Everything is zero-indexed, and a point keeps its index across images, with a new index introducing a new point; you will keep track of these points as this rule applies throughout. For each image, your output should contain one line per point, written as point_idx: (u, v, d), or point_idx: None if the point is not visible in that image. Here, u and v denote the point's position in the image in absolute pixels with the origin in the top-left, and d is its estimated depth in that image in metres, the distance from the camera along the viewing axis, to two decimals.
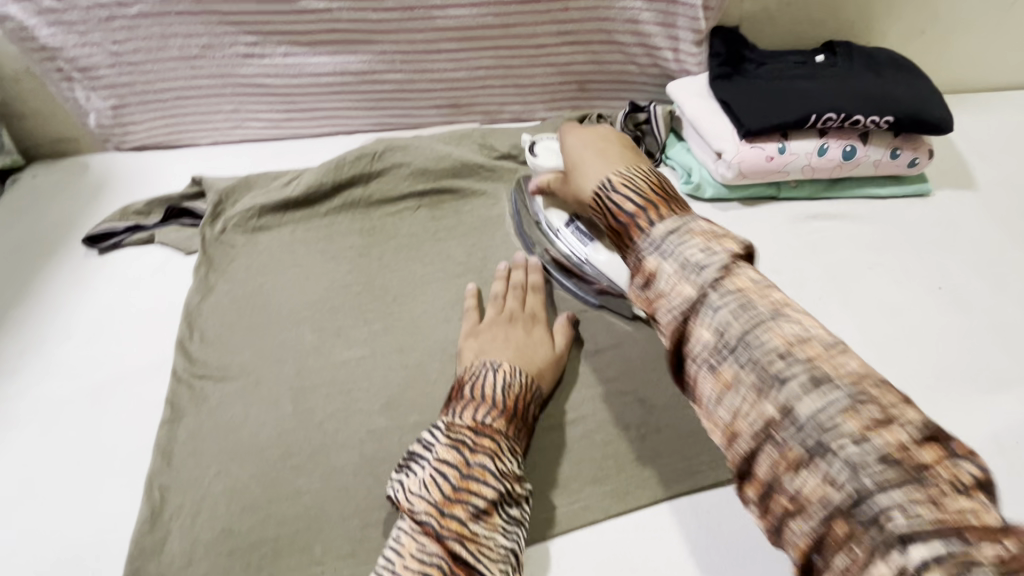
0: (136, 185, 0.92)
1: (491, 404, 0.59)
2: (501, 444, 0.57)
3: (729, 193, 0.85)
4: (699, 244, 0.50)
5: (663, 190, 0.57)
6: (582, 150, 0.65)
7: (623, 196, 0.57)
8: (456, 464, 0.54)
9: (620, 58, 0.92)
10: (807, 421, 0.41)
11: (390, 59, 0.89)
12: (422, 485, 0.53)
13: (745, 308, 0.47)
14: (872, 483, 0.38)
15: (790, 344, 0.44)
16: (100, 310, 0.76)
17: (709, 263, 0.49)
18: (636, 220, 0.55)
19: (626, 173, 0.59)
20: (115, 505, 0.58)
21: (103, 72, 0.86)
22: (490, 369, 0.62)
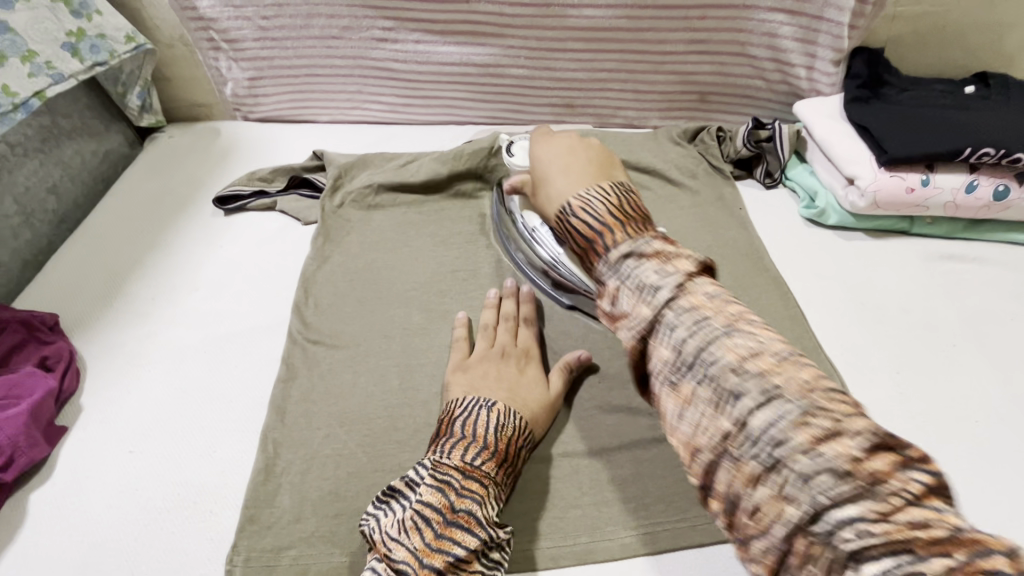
0: (259, 153, 0.97)
1: (482, 444, 0.54)
2: (488, 489, 0.53)
3: (855, 223, 0.81)
4: (732, 361, 0.42)
5: (629, 211, 0.53)
6: (549, 162, 0.59)
7: (583, 221, 0.52)
8: (440, 508, 0.50)
9: (749, 71, 0.89)
10: (760, 435, 0.39)
11: (515, 54, 0.90)
12: (403, 530, 0.49)
13: (699, 322, 0.44)
14: (825, 498, 0.36)
15: (742, 358, 0.41)
16: (223, 268, 0.81)
17: (662, 285, 0.46)
18: (594, 244, 0.51)
19: (590, 201, 0.53)
20: (233, 452, 0.62)
21: (248, 44, 0.92)
22: (481, 406, 0.57)
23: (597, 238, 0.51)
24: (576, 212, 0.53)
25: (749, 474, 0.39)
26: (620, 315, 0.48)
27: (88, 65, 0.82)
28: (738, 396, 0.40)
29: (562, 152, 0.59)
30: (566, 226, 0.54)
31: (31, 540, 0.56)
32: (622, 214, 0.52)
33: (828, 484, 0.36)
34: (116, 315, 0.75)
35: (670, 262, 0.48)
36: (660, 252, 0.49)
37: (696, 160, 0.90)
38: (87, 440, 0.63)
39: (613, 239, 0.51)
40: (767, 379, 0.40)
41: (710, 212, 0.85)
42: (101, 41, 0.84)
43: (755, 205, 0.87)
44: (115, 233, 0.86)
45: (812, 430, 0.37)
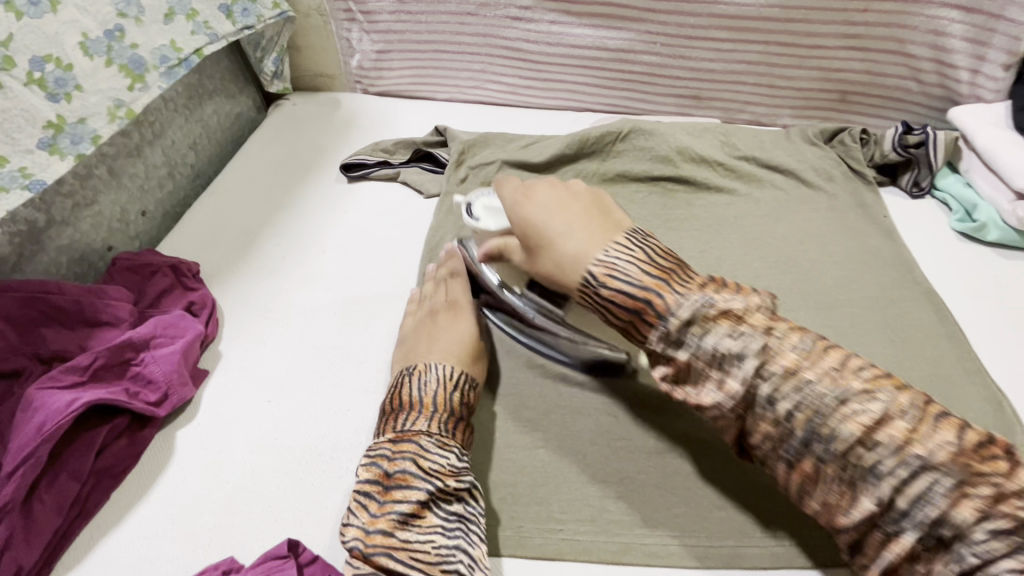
0: (380, 126, 0.99)
1: (413, 409, 0.54)
2: (422, 444, 0.52)
3: (1019, 240, 0.74)
4: (727, 330, 0.45)
5: (660, 267, 0.49)
6: (547, 217, 0.55)
7: (613, 291, 0.49)
8: (376, 478, 0.50)
9: (902, 72, 0.83)
10: (912, 509, 0.39)
11: (651, 40, 0.87)
12: (349, 513, 0.49)
13: (802, 390, 0.43)
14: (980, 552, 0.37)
15: (867, 429, 0.41)
16: (349, 232, 0.82)
17: (744, 353, 0.44)
18: (643, 313, 0.48)
19: (609, 257, 0.50)
20: (365, 413, 0.62)
21: (383, 17, 0.93)
22: (405, 373, 0.58)
23: (638, 304, 0.48)
24: (600, 285, 0.50)
25: (810, 474, 0.43)
26: (676, 359, 0.47)
27: (239, 28, 0.84)
28: (740, 362, 0.44)
29: (554, 208, 0.56)
30: (591, 297, 0.51)
31: (178, 475, 0.58)
32: (639, 254, 0.50)
33: (883, 466, 0.40)
34: (249, 269, 0.78)
35: (669, 271, 0.49)
36: (661, 267, 0.49)
37: (834, 162, 0.85)
38: (227, 385, 0.65)
39: (654, 291, 0.48)
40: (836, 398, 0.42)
41: (850, 218, 0.80)
42: (252, 5, 0.86)
43: (900, 214, 0.81)
44: (245, 192, 0.89)
45: (859, 419, 0.41)
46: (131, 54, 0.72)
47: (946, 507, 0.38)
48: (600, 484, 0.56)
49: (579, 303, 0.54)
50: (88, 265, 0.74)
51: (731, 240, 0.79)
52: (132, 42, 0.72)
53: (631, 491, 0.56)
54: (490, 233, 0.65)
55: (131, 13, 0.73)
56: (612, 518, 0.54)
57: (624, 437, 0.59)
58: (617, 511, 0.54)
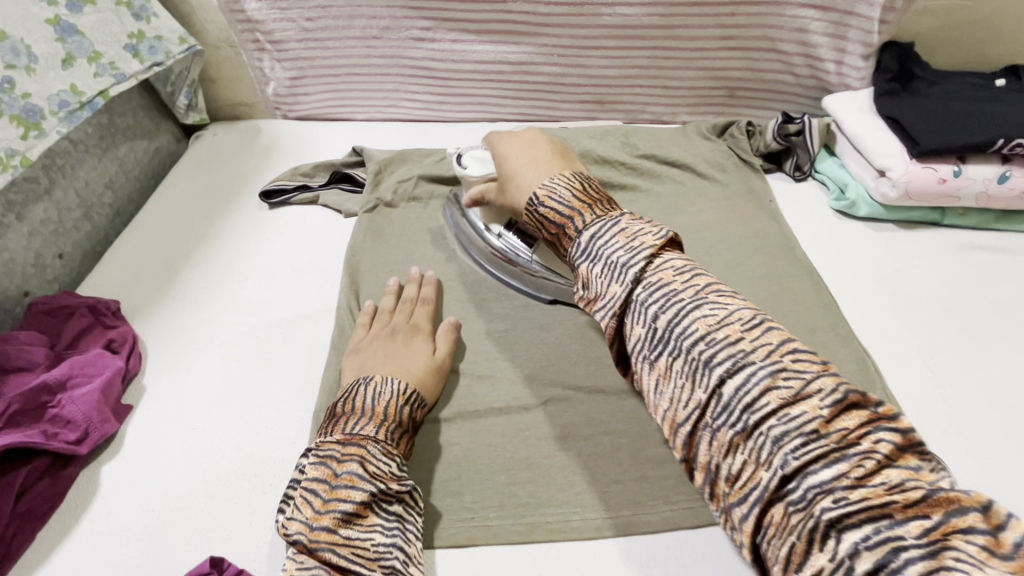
0: (300, 150, 1.01)
1: (361, 416, 0.58)
2: (369, 450, 0.55)
3: (886, 214, 0.82)
4: (624, 241, 0.51)
5: (590, 194, 0.57)
6: (515, 161, 0.65)
7: (549, 209, 0.58)
8: (324, 478, 0.53)
9: (779, 67, 0.91)
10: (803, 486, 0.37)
11: (549, 52, 0.92)
12: (296, 506, 0.52)
13: (669, 295, 0.46)
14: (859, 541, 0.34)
15: (782, 402, 0.39)
16: (271, 257, 0.85)
17: (634, 261, 0.49)
18: (565, 227, 0.57)
19: (551, 184, 0.59)
20: (287, 429, 0.65)
21: (291, 45, 0.95)
22: (362, 382, 0.61)
23: (564, 220, 0.57)
24: (540, 204, 0.58)
25: (723, 442, 0.41)
26: (581, 270, 0.53)
27: (148, 66, 0.87)
28: (628, 266, 0.49)
29: (523, 151, 0.65)
30: (533, 214, 0.60)
31: (102, 510, 0.60)
32: (576, 186, 0.58)
33: (795, 444, 0.38)
34: (172, 302, 0.79)
35: (596, 201, 0.57)
36: (591, 196, 0.57)
37: (725, 153, 0.92)
38: (151, 416, 0.67)
39: (578, 212, 0.56)
40: (738, 349, 0.41)
41: (740, 204, 0.87)
42: (160, 42, 0.88)
43: (785, 198, 0.88)
44: (167, 226, 0.90)
45: (780, 393, 0.39)
46: (22, 104, 0.74)
47: (829, 486, 0.36)
48: (509, 472, 0.61)
49: (528, 224, 0.62)
50: (4, 312, 0.75)
51: None
52: (23, 92, 0.74)
53: (537, 476, 0.60)
54: (474, 180, 0.74)
55: (21, 63, 0.74)
56: (519, 503, 0.58)
57: (531, 428, 0.64)
58: (524, 496, 0.59)
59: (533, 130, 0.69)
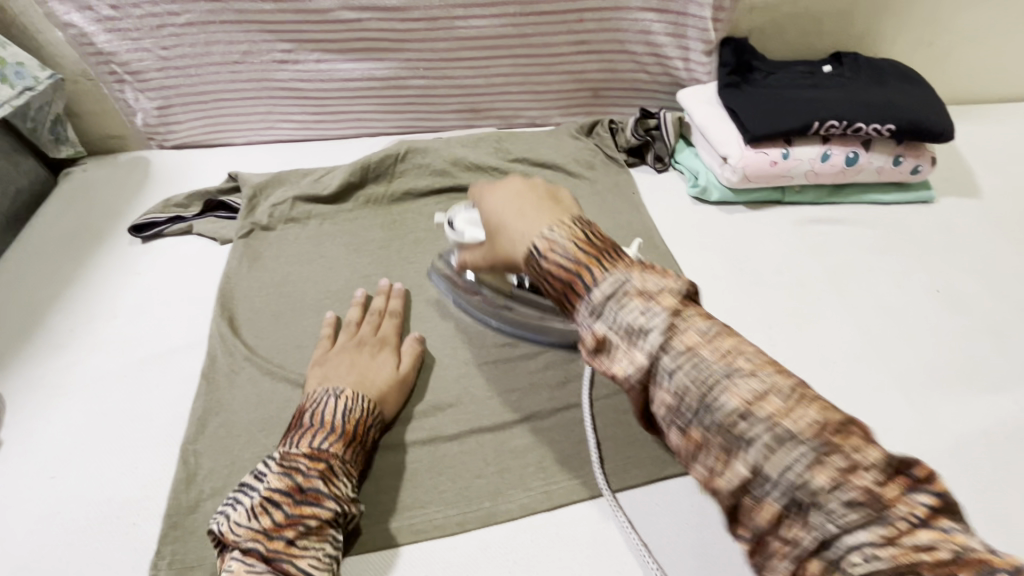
0: (175, 179, 0.99)
1: (329, 430, 0.59)
2: (335, 467, 0.57)
3: (734, 197, 0.88)
4: (639, 306, 0.45)
5: (594, 243, 0.50)
6: (501, 210, 0.56)
7: (552, 262, 0.50)
8: (287, 491, 0.54)
9: (633, 67, 0.96)
10: (779, 479, 0.39)
11: (414, 66, 0.94)
12: (252, 515, 0.52)
13: (697, 365, 0.42)
14: (836, 526, 0.37)
15: (746, 402, 0.40)
16: (143, 292, 0.83)
17: (651, 328, 0.44)
18: (574, 283, 0.49)
19: (552, 234, 0.51)
20: (153, 467, 0.64)
21: (151, 75, 0.94)
22: (332, 395, 0.62)
23: (571, 275, 0.49)
24: (541, 255, 0.51)
25: (736, 483, 0.40)
26: (596, 331, 0.46)
27: (17, 89, 0.85)
28: (647, 336, 0.44)
29: (513, 197, 0.56)
30: (534, 270, 0.52)
31: None
32: (580, 237, 0.50)
33: (791, 463, 0.38)
34: (35, 349, 0.77)
35: (601, 250, 0.49)
36: (596, 245, 0.50)
37: (593, 152, 0.97)
38: (8, 472, 0.64)
39: (587, 268, 0.48)
40: (693, 355, 0.43)
41: (607, 199, 0.91)
42: (23, 68, 0.87)
43: (648, 189, 0.94)
44: (29, 271, 0.87)
45: (741, 392, 0.41)
46: None
47: (801, 471, 0.38)
48: (378, 481, 0.62)
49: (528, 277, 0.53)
50: None
51: None
52: None
53: (406, 481, 0.62)
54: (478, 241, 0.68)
55: None
56: (384, 509, 0.60)
57: (400, 435, 0.66)
58: (389, 501, 0.60)
59: (520, 176, 0.60)
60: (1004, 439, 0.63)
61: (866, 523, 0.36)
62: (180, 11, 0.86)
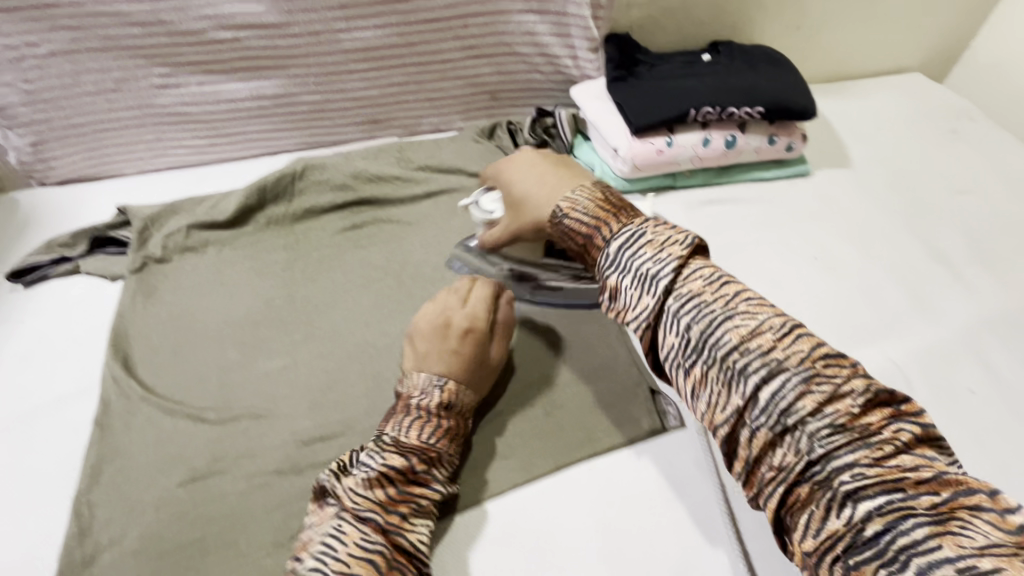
0: (60, 218, 0.93)
1: (437, 420, 0.60)
2: (440, 457, 0.59)
3: (631, 186, 0.91)
4: (649, 253, 0.52)
5: (610, 203, 0.58)
6: (525, 185, 0.65)
7: (576, 221, 0.58)
8: (401, 471, 0.55)
9: (525, 68, 0.99)
10: (811, 445, 0.42)
11: (304, 82, 0.93)
12: (369, 486, 0.54)
13: (710, 315, 0.47)
14: (852, 481, 0.40)
15: (744, 337, 0.45)
16: (26, 341, 0.77)
17: (660, 271, 0.50)
18: (593, 239, 0.57)
19: (573, 195, 0.60)
20: (44, 525, 0.61)
21: (18, 111, 0.88)
22: (436, 386, 0.61)
23: (592, 228, 0.57)
24: (565, 214, 0.59)
25: (763, 439, 0.43)
26: (606, 279, 0.53)
27: None
28: (654, 279, 0.50)
29: (537, 176, 0.65)
30: (558, 228, 0.60)
31: None
32: (596, 195, 0.59)
33: (823, 432, 0.42)
34: None
35: (619, 209, 0.58)
36: (613, 204, 0.58)
37: (494, 153, 0.98)
38: None
39: (604, 220, 0.57)
40: (769, 357, 0.44)
41: None
42: None
43: None
44: None
45: (739, 332, 0.45)
46: None
47: (859, 474, 0.40)
48: (286, 508, 0.62)
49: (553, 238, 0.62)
50: None
51: (414, 244, 0.88)
52: None
53: None
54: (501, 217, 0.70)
55: None
56: (293, 534, 0.60)
57: (308, 457, 0.65)
58: (299, 527, 0.60)
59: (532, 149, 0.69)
60: None
61: (884, 486, 0.39)
62: (38, 41, 0.81)
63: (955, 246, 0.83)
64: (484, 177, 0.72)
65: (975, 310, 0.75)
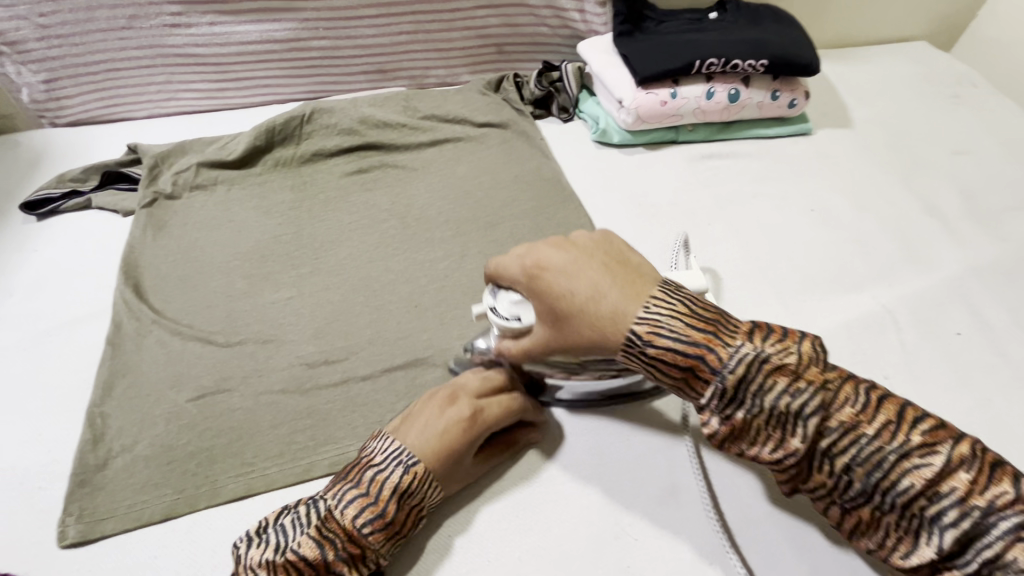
0: (72, 156, 0.95)
1: (379, 512, 0.50)
2: (367, 556, 0.50)
3: (633, 138, 0.93)
4: (770, 383, 0.45)
5: (702, 314, 0.48)
6: (567, 288, 0.50)
7: (665, 351, 0.47)
8: (314, 563, 0.48)
9: (532, 20, 0.99)
10: (934, 519, 0.42)
11: (313, 26, 0.94)
12: (274, 572, 0.48)
13: (806, 404, 0.45)
14: (998, 543, 0.40)
15: (846, 423, 0.44)
16: (40, 268, 0.80)
17: (769, 389, 0.45)
18: (697, 369, 0.46)
19: (650, 314, 0.47)
20: (60, 432, 0.63)
21: (31, 46, 0.88)
22: (400, 466, 0.52)
23: (691, 359, 0.46)
24: (646, 344, 0.47)
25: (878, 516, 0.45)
26: (733, 418, 0.46)
27: None
28: (778, 408, 0.45)
29: (581, 276, 0.50)
30: (634, 358, 0.48)
31: None
32: (679, 308, 0.48)
33: (938, 507, 0.42)
34: None
35: (713, 323, 0.47)
36: (703, 319, 0.47)
37: (500, 105, 0.99)
38: None
39: (705, 346, 0.46)
40: (867, 441, 0.44)
41: (516, 147, 0.94)
42: None
43: (555, 137, 0.97)
44: None
45: (836, 418, 0.44)
46: None
47: (980, 536, 0.41)
48: (290, 425, 0.64)
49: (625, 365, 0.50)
50: None
51: (420, 189, 0.90)
52: None
53: (318, 420, 0.64)
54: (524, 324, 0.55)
55: None
56: (298, 446, 0.62)
57: (314, 379, 0.67)
58: (303, 440, 0.62)
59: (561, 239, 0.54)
60: (864, 330, 0.70)
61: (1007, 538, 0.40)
62: None
63: (949, 202, 0.85)
64: (494, 271, 0.56)
65: (965, 261, 0.77)
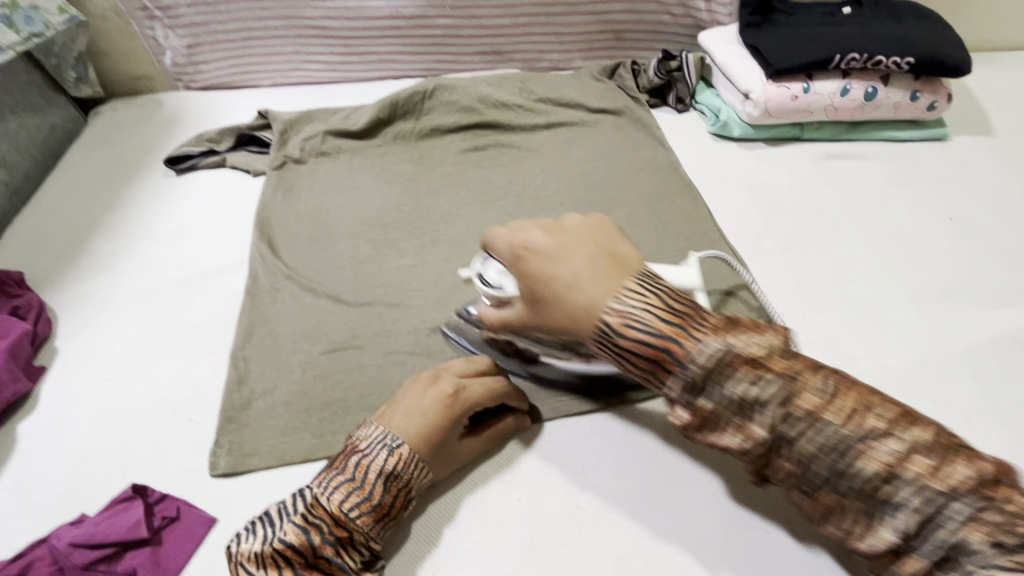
0: (205, 118, 1.01)
1: (366, 497, 0.51)
2: (356, 540, 0.50)
3: (755, 133, 0.91)
4: (748, 377, 0.45)
5: (685, 309, 0.48)
6: (560, 270, 0.50)
7: (631, 341, 0.47)
8: (302, 550, 0.48)
9: (656, 7, 0.98)
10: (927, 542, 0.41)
11: (441, 4, 0.96)
12: (262, 565, 0.48)
13: (825, 430, 0.43)
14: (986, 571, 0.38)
15: (887, 465, 0.41)
16: (181, 219, 0.85)
17: (767, 400, 0.44)
18: (665, 362, 0.47)
19: (621, 305, 0.47)
20: (206, 370, 0.68)
21: (181, 11, 0.95)
22: (384, 448, 0.53)
23: (659, 352, 0.47)
24: (617, 335, 0.47)
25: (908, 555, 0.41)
26: (699, 408, 0.46)
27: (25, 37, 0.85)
28: (757, 411, 0.45)
29: (588, 265, 0.50)
30: (606, 346, 0.48)
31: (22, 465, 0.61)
32: (654, 299, 0.48)
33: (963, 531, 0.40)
34: (79, 270, 0.79)
35: (685, 317, 0.47)
36: (678, 313, 0.47)
37: (615, 92, 0.99)
38: (64, 379, 0.67)
39: (673, 339, 0.46)
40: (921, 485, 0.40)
41: (632, 134, 0.93)
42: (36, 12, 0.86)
43: (670, 127, 0.96)
44: (67, 199, 0.88)
45: (878, 456, 0.42)
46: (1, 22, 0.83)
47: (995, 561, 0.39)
48: None
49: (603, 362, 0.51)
50: None
51: (535, 169, 0.90)
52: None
53: None
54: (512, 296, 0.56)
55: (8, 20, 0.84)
56: None
57: (439, 344, 0.69)
58: None
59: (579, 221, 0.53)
60: (1012, 346, 0.66)
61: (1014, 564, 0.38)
62: None
63: None
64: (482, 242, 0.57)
65: None
